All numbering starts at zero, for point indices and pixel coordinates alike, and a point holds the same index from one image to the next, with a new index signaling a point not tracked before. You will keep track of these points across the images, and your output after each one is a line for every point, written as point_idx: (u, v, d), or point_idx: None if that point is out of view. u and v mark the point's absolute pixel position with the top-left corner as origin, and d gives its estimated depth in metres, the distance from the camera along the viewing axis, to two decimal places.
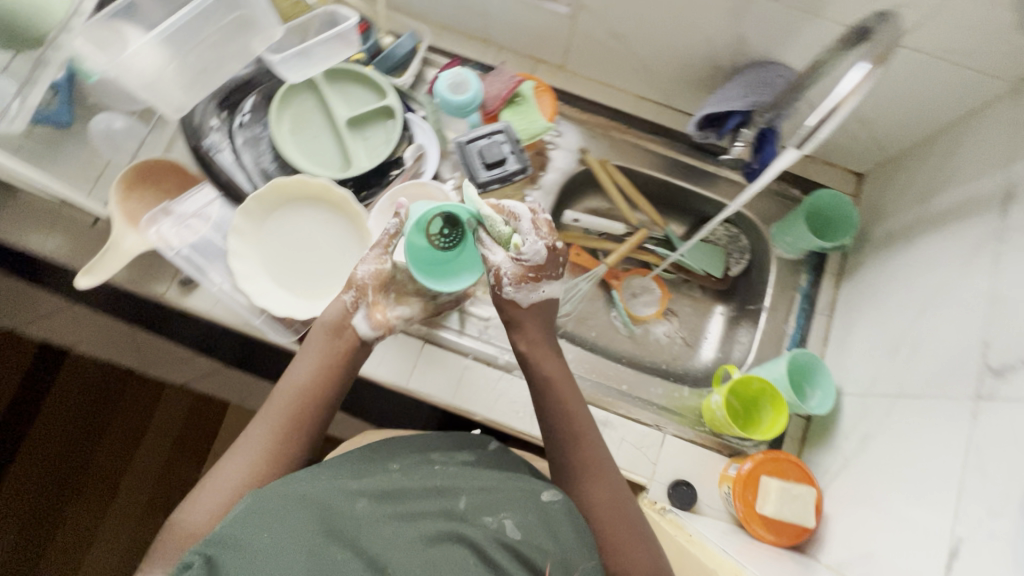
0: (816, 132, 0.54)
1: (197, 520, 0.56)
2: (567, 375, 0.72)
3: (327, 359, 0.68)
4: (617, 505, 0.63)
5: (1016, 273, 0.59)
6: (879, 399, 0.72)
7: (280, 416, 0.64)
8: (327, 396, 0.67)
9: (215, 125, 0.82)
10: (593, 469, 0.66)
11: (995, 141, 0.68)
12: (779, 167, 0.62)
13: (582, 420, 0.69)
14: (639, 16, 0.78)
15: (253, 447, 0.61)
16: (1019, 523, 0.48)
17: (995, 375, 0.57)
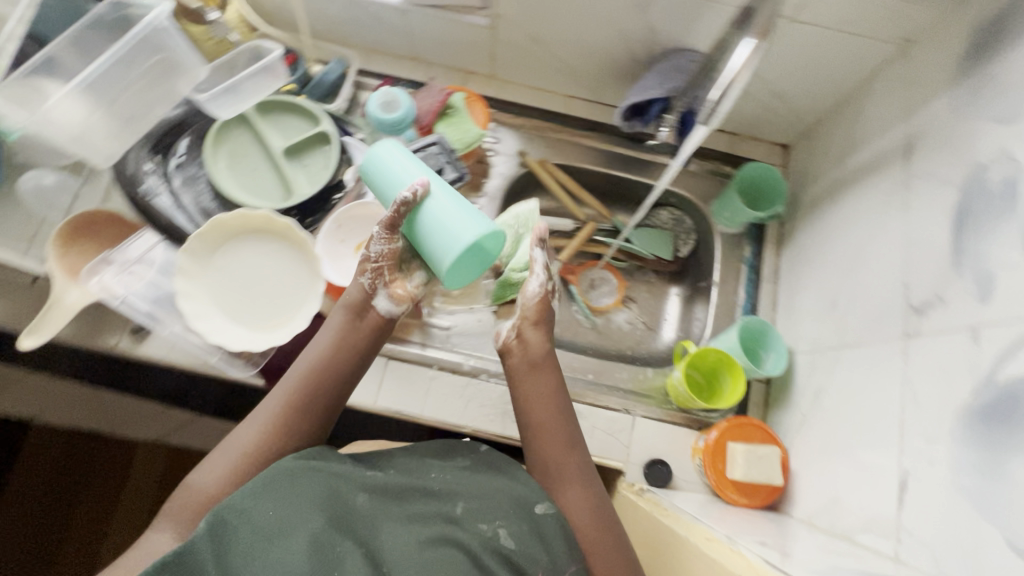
0: (718, 105, 0.60)
1: (210, 482, 0.57)
2: (554, 377, 0.71)
3: (345, 336, 0.67)
4: (595, 506, 0.64)
5: (922, 216, 0.63)
6: (825, 353, 0.75)
7: (296, 393, 0.63)
8: (340, 370, 0.66)
9: (150, 169, 0.81)
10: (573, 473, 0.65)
11: (891, 99, 0.73)
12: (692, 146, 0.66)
13: (565, 419, 0.68)
14: (553, 19, 0.82)
15: (268, 419, 0.61)
16: (953, 450, 0.52)
17: (916, 313, 0.60)
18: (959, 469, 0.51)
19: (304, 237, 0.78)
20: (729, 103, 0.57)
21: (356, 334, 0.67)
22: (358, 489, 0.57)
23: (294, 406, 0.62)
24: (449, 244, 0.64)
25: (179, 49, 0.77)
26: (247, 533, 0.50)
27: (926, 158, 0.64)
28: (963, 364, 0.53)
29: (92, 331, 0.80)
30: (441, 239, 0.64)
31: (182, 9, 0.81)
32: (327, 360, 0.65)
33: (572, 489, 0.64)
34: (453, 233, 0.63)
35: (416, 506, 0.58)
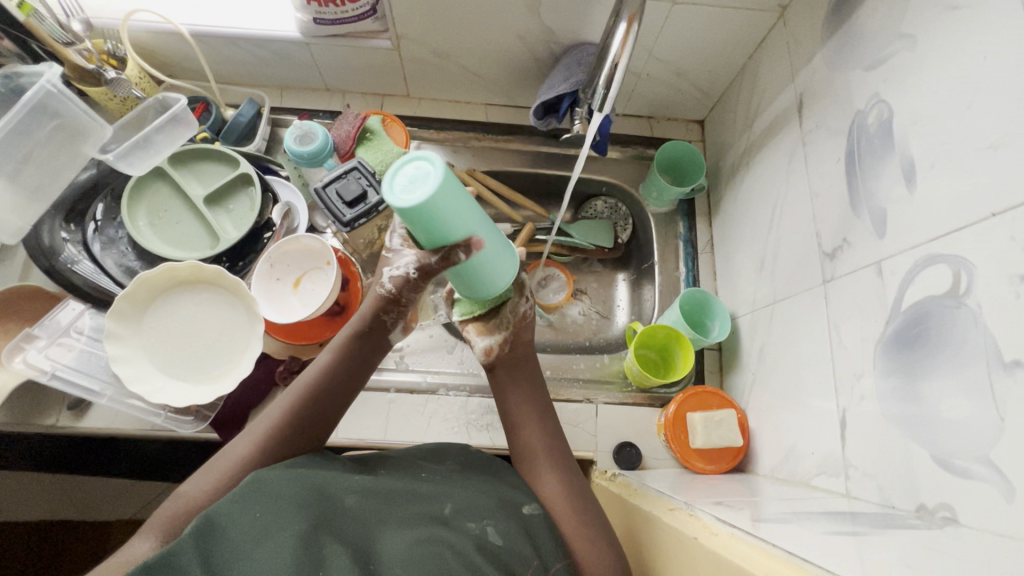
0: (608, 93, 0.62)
1: (198, 488, 0.57)
2: (536, 382, 0.75)
3: (343, 353, 0.67)
4: (571, 490, 0.65)
5: (820, 166, 0.66)
6: (762, 311, 0.78)
7: (292, 407, 0.63)
8: (334, 387, 0.66)
9: (67, 238, 0.78)
10: (547, 454, 0.69)
11: (779, 62, 0.77)
12: (593, 134, 0.69)
13: (546, 416, 0.73)
14: (453, 33, 0.84)
15: (262, 432, 0.61)
16: (879, 381, 0.54)
17: (829, 258, 0.63)
18: (885, 399, 0.53)
19: (237, 282, 0.76)
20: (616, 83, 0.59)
21: (354, 351, 0.68)
22: (348, 492, 0.56)
23: (288, 419, 0.62)
24: (492, 287, 0.63)
25: (79, 114, 0.76)
26: (236, 538, 0.48)
27: (815, 113, 0.68)
28: (874, 300, 0.55)
29: (29, 412, 0.77)
30: (485, 283, 0.62)
31: (78, 74, 0.81)
32: (324, 377, 0.66)
33: (548, 473, 0.67)
34: (502, 280, 0.63)
35: (406, 509, 0.56)
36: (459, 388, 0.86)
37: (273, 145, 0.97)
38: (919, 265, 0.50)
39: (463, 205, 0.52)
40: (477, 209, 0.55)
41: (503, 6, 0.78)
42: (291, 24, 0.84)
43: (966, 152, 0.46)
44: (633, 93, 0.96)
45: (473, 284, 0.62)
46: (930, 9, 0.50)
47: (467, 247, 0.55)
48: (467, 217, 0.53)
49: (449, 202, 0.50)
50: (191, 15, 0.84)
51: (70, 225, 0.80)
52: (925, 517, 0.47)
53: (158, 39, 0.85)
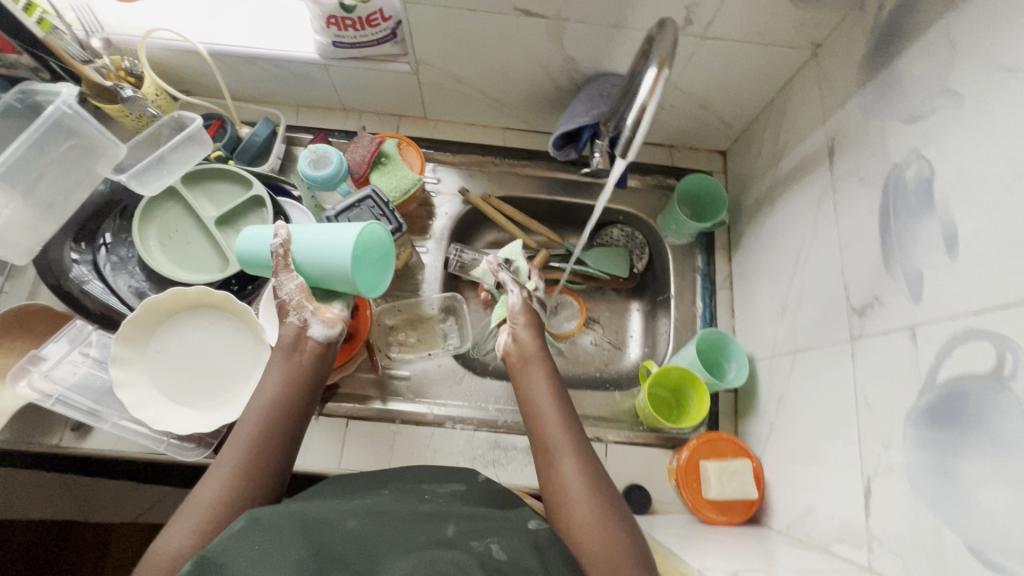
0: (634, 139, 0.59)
1: (178, 541, 0.53)
2: (552, 380, 0.71)
3: (295, 373, 0.68)
4: (595, 497, 0.58)
5: (850, 216, 0.64)
6: (783, 358, 0.75)
7: (253, 434, 0.62)
8: (290, 408, 0.66)
9: (76, 258, 0.77)
10: (575, 456, 0.62)
11: (809, 101, 0.75)
12: (616, 179, 0.67)
13: (568, 415, 0.67)
14: (472, 61, 0.82)
15: (228, 465, 0.59)
16: (914, 456, 0.51)
17: (858, 315, 0.60)
18: (920, 477, 0.50)
19: (246, 308, 0.75)
20: (644, 127, 0.56)
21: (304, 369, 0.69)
22: (346, 517, 0.54)
23: (253, 449, 0.61)
24: (338, 255, 0.69)
25: (93, 133, 0.76)
26: (235, 570, 0.47)
27: (846, 160, 0.65)
28: (906, 367, 0.53)
29: (33, 431, 0.76)
30: (327, 256, 0.69)
31: (95, 91, 0.80)
32: (280, 399, 0.66)
33: (573, 475, 0.60)
34: (337, 243, 0.69)
35: (406, 533, 0.53)
36: (466, 422, 0.84)
37: (287, 163, 0.95)
38: (958, 338, 0.47)
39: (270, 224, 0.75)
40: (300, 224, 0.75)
41: (526, 36, 0.76)
42: (310, 46, 0.83)
43: (1012, 226, 0.43)
44: (655, 123, 0.94)
45: (325, 268, 0.70)
46: (980, 67, 0.48)
47: (283, 240, 0.71)
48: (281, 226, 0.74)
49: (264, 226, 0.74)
50: (209, 33, 0.83)
51: (80, 245, 0.78)
52: None
53: (175, 56, 0.84)
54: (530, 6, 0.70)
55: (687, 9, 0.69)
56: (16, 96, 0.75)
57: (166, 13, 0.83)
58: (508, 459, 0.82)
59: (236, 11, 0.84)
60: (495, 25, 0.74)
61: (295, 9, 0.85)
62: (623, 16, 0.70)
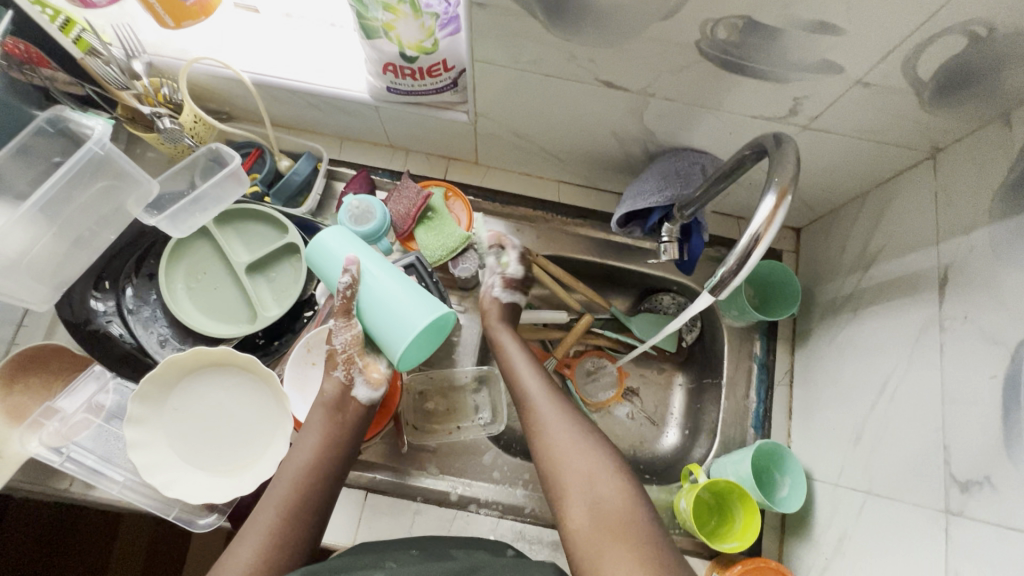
0: (730, 280, 0.51)
1: None
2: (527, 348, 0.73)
3: (328, 442, 0.63)
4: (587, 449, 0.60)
5: (963, 365, 0.55)
6: (849, 492, 0.68)
7: (278, 516, 0.57)
8: (331, 471, 0.62)
9: (99, 304, 0.73)
10: (558, 414, 0.64)
11: (919, 210, 0.65)
12: (696, 308, 0.60)
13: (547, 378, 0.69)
14: (536, 121, 0.75)
15: (251, 548, 0.55)
16: None
17: (962, 488, 0.53)
18: None
19: (269, 375, 0.70)
20: (756, 258, 0.48)
21: (340, 436, 0.64)
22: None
23: (276, 532, 0.56)
24: (398, 331, 0.63)
25: (127, 167, 0.70)
26: None
27: (965, 299, 0.56)
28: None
29: (43, 473, 0.72)
30: (388, 323, 0.64)
31: (133, 116, 0.76)
32: (312, 472, 0.61)
33: (559, 433, 0.62)
34: (402, 320, 0.63)
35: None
36: (491, 506, 0.79)
37: (325, 200, 0.89)
38: None
39: (346, 246, 0.67)
40: (375, 258, 0.67)
41: (604, 104, 0.67)
42: (361, 85, 0.76)
43: None
44: (727, 196, 0.85)
45: (382, 328, 0.65)
46: None
47: (351, 281, 0.65)
48: (355, 253, 0.66)
49: (336, 247, 0.67)
50: (255, 63, 0.76)
51: (103, 288, 0.74)
52: None
53: (218, 82, 0.78)
54: (614, 79, 0.62)
55: (796, 101, 0.59)
56: (47, 120, 0.68)
57: (211, 38, 0.77)
58: (533, 553, 0.77)
59: (286, 41, 0.77)
60: (572, 91, 0.66)
61: (349, 44, 0.78)
62: (718, 99, 0.62)
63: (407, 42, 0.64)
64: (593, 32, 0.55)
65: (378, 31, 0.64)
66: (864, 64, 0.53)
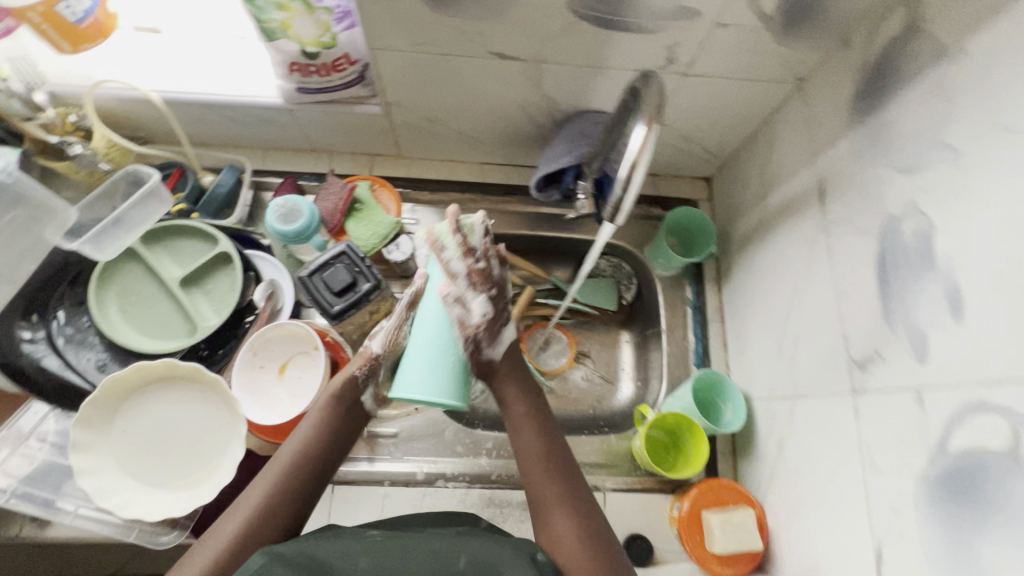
0: (623, 201, 0.56)
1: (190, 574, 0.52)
2: (537, 406, 0.71)
3: (317, 433, 0.63)
4: (582, 536, 0.61)
5: (847, 260, 0.61)
6: (780, 401, 0.73)
7: (257, 507, 0.57)
8: (330, 448, 0.63)
9: (29, 337, 0.71)
10: (559, 499, 0.64)
11: (797, 136, 0.72)
12: (605, 237, 0.66)
13: (557, 448, 0.69)
14: (447, 104, 0.79)
15: (223, 537, 0.55)
16: (920, 489, 0.49)
17: (859, 367, 0.58)
18: (929, 513, 0.48)
19: (217, 380, 0.69)
20: (635, 188, 0.54)
21: (333, 425, 0.64)
22: (360, 553, 0.55)
23: (268, 503, 0.58)
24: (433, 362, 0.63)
25: (42, 197, 0.70)
26: None
27: (841, 203, 0.63)
28: (915, 430, 0.51)
29: None
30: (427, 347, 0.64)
31: (41, 146, 0.75)
32: (293, 466, 0.61)
33: (556, 519, 0.63)
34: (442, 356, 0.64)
35: (418, 560, 0.55)
36: (458, 478, 0.80)
37: (256, 211, 0.90)
38: (968, 407, 0.45)
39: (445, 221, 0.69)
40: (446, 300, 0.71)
41: (502, 77, 0.72)
42: (271, 90, 0.78)
43: None
44: None
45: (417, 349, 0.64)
46: (979, 124, 0.46)
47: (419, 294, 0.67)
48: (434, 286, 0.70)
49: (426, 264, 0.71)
50: (162, 81, 0.77)
51: (31, 320, 0.72)
52: None
53: (128, 106, 0.78)
54: (505, 50, 0.66)
55: (670, 48, 0.65)
56: None
57: (114, 63, 0.78)
58: (504, 515, 0.79)
59: (191, 57, 0.79)
60: (471, 67, 0.70)
61: (255, 53, 0.80)
62: (603, 56, 0.67)
63: (305, 38, 0.68)
64: (473, 6, 0.59)
65: (276, 32, 0.67)
66: (717, 6, 0.59)
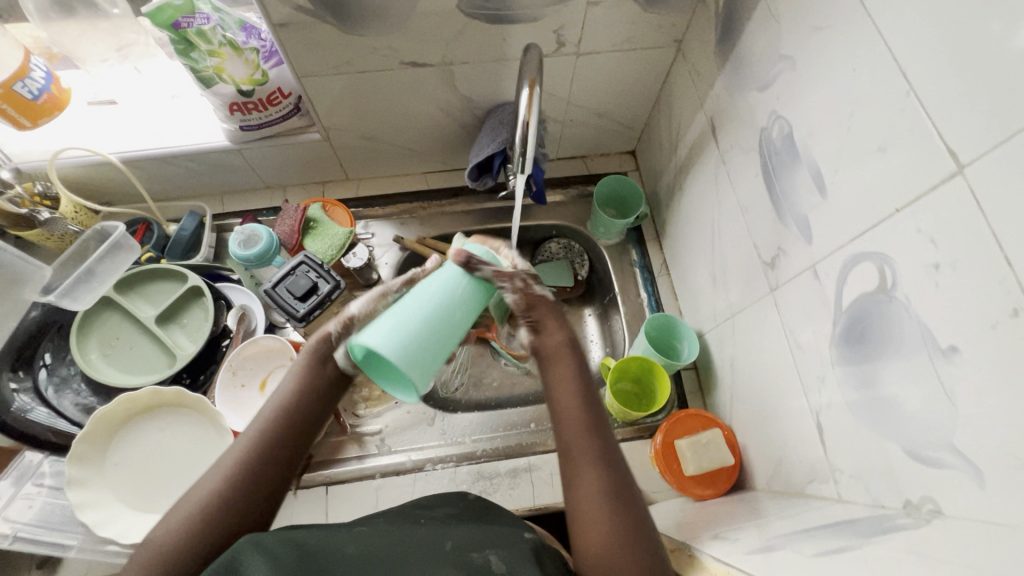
0: (526, 155, 0.65)
1: (161, 531, 0.49)
2: (581, 369, 0.61)
3: (289, 401, 0.57)
4: (606, 495, 0.53)
5: (743, 179, 0.69)
6: (725, 324, 0.79)
7: (215, 486, 0.51)
8: (305, 413, 0.58)
9: (17, 388, 0.76)
10: (593, 451, 0.55)
11: (686, 90, 0.81)
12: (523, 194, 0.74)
13: (595, 410, 0.58)
14: (379, 120, 0.88)
15: (179, 519, 0.49)
16: (834, 351, 0.55)
17: (771, 267, 0.65)
18: (845, 369, 0.54)
19: (199, 399, 0.74)
20: (531, 141, 0.62)
21: (304, 391, 0.58)
22: (347, 542, 0.50)
23: (240, 466, 0.52)
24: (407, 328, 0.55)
25: (17, 263, 0.75)
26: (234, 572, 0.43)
27: (728, 133, 0.71)
28: (820, 302, 0.57)
29: None
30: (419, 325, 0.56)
31: (11, 220, 0.80)
32: (262, 440, 0.54)
33: (585, 470, 0.55)
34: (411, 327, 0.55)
35: (404, 548, 0.49)
36: (446, 460, 0.84)
37: (221, 250, 0.96)
38: (848, 264, 0.52)
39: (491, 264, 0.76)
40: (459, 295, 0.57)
41: (420, 83, 0.81)
42: (219, 134, 0.87)
43: (861, 154, 0.49)
44: (562, 139, 1.00)
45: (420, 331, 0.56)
46: (801, 32, 0.55)
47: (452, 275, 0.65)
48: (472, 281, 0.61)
49: None
50: (118, 144, 0.85)
51: (18, 374, 0.77)
52: (915, 513, 0.46)
53: (88, 171, 0.86)
54: (416, 58, 0.76)
55: (558, 32, 0.75)
56: None
57: (74, 134, 0.86)
58: (495, 487, 0.82)
59: (142, 119, 0.87)
60: (391, 80, 0.79)
61: (199, 106, 0.88)
62: (502, 50, 0.76)
63: (239, 78, 0.76)
64: (377, 23, 0.69)
65: (213, 77, 0.75)
66: None
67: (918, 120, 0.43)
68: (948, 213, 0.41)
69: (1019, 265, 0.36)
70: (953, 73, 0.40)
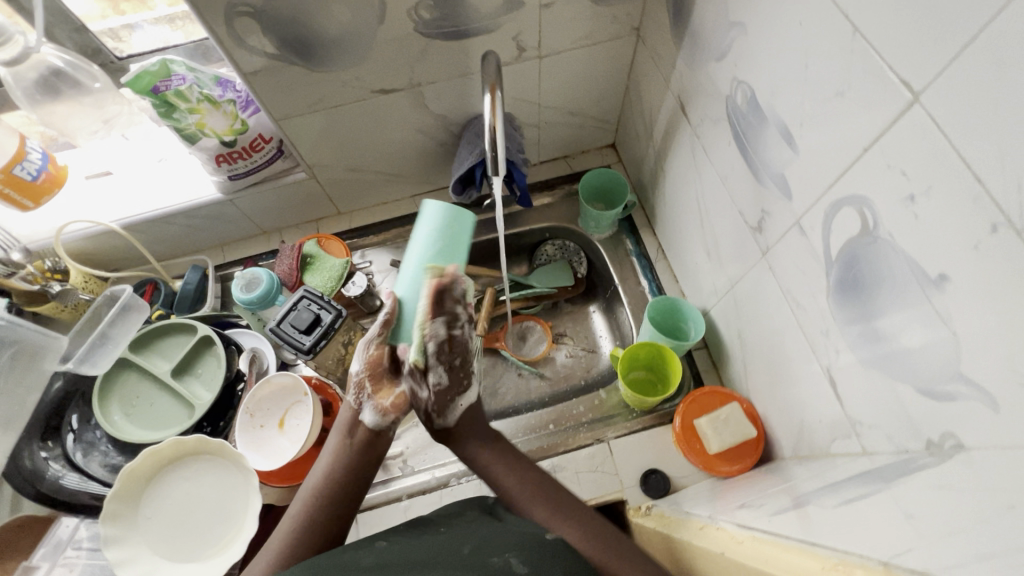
0: (497, 155, 0.66)
1: None
2: (514, 453, 0.66)
3: (324, 485, 0.60)
4: (593, 540, 0.55)
5: (718, 149, 0.70)
6: (726, 297, 0.79)
7: (283, 551, 0.55)
8: (345, 491, 0.60)
9: (47, 455, 0.78)
10: (560, 512, 0.59)
11: (652, 74, 0.83)
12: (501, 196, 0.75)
13: (537, 475, 0.63)
14: (360, 151, 0.90)
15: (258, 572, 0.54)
16: (830, 304, 0.55)
17: (759, 231, 0.65)
18: (845, 321, 0.53)
19: (221, 443, 0.75)
20: (501, 144, 0.63)
21: (342, 474, 0.61)
22: (364, 557, 0.50)
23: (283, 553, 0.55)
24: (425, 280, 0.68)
25: (35, 336, 0.78)
26: None
27: (697, 107, 0.72)
28: (811, 257, 0.56)
29: None
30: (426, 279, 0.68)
31: (26, 297, 0.84)
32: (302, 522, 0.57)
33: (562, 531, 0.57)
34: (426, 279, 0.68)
35: (422, 557, 0.49)
36: (470, 473, 0.83)
37: (227, 299, 0.99)
38: (831, 213, 0.52)
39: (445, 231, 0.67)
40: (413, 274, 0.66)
41: (393, 109, 0.83)
42: (211, 188, 0.90)
43: (822, 103, 0.49)
44: (541, 142, 1.02)
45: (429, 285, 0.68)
46: None
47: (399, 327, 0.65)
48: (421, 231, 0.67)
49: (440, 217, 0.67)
50: (119, 212, 0.89)
51: (48, 442, 0.79)
52: (938, 452, 0.45)
53: (92, 241, 0.90)
54: (384, 85, 0.78)
55: (517, 38, 0.77)
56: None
57: (75, 209, 0.90)
58: None
59: (137, 184, 0.91)
60: (363, 110, 0.82)
61: (187, 164, 0.92)
62: (466, 64, 0.79)
63: (220, 130, 0.79)
64: (342, 56, 0.71)
65: (196, 133, 0.78)
66: None
67: (869, 58, 0.43)
68: (915, 143, 0.40)
69: (990, 181, 0.35)
70: (891, 7, 0.40)
